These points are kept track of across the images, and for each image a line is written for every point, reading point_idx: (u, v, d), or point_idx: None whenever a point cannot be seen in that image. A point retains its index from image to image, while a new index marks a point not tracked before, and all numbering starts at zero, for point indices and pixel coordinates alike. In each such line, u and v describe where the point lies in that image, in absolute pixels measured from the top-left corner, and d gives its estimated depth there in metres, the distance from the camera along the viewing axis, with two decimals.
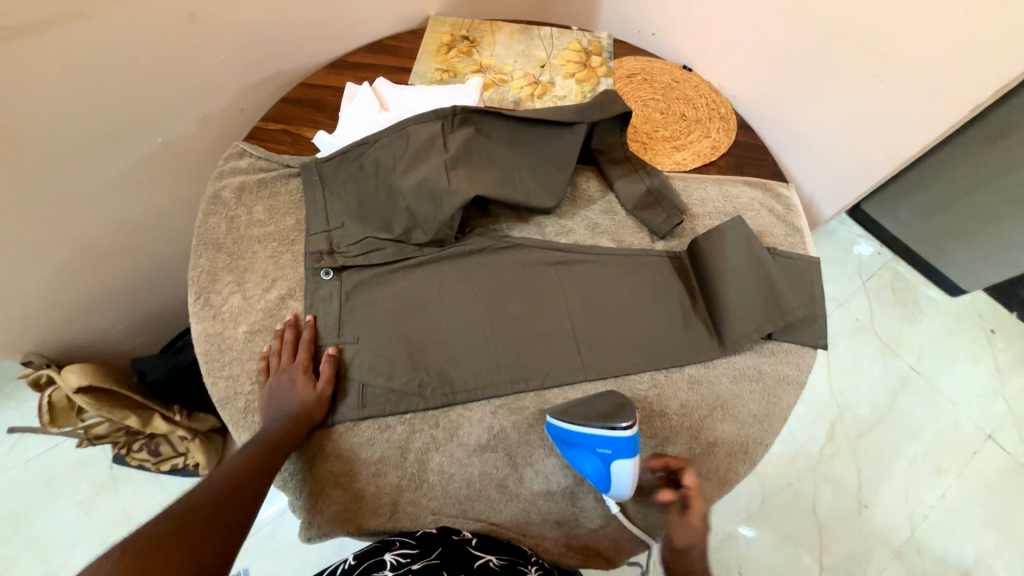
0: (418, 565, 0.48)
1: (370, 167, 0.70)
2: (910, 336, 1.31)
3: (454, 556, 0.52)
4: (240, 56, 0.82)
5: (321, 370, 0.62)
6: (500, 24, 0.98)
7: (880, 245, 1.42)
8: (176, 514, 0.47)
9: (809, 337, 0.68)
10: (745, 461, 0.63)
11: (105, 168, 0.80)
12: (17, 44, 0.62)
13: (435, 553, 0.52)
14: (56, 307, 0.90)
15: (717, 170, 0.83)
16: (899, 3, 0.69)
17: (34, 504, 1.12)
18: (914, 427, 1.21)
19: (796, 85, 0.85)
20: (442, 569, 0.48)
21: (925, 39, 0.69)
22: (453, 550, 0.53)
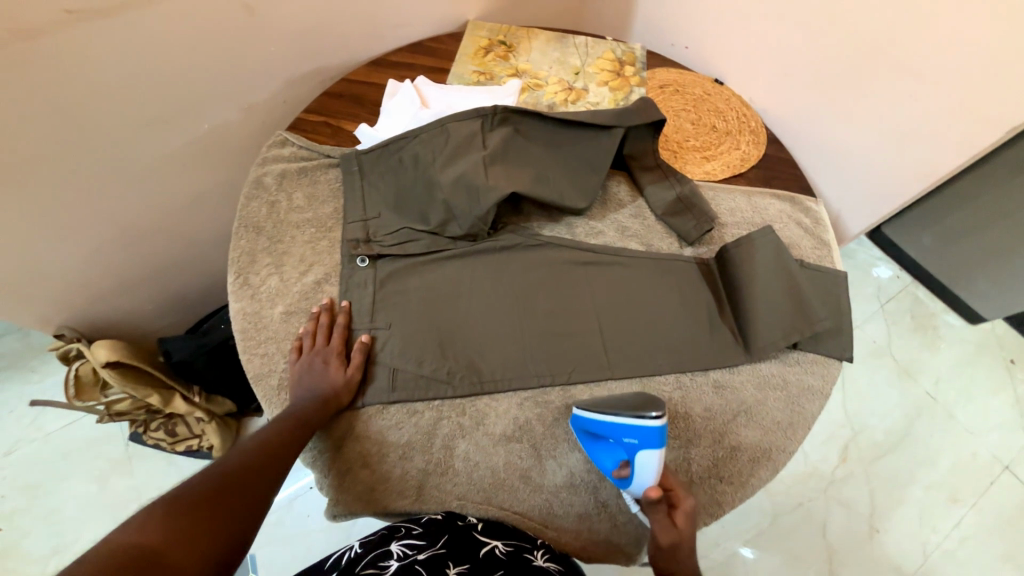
0: (424, 556, 0.48)
1: (409, 161, 0.73)
2: (928, 361, 1.30)
3: (460, 543, 0.52)
4: (288, 50, 0.85)
5: (353, 354, 0.63)
6: (537, 31, 1.01)
7: (899, 269, 1.41)
8: (213, 478, 0.50)
9: (835, 349, 0.68)
10: (768, 467, 0.63)
11: (153, 149, 0.83)
12: (87, 26, 0.65)
13: (442, 542, 0.52)
14: (93, 282, 0.92)
15: (746, 181, 0.84)
16: (938, 25, 0.69)
17: (50, 477, 1.14)
18: (929, 454, 1.20)
19: (829, 101, 0.85)
20: (447, 559, 0.48)
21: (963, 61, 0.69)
22: (459, 537, 0.53)
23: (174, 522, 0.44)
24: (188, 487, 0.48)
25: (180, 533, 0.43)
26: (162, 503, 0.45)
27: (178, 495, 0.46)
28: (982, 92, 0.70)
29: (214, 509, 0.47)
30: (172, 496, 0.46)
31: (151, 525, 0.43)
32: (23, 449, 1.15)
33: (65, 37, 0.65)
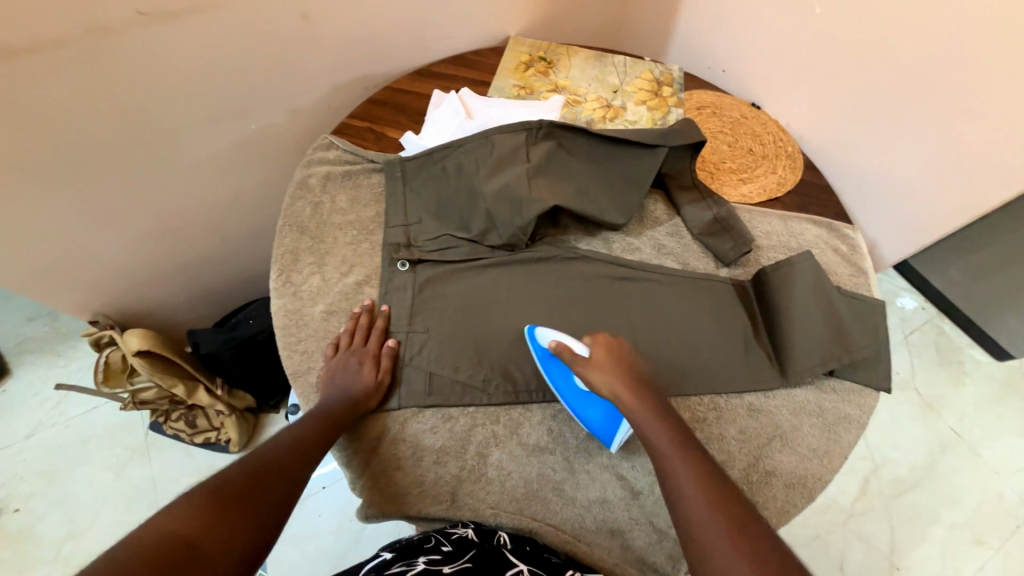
0: (450, 569, 0.48)
1: (453, 169, 0.74)
2: (953, 396, 1.27)
3: (487, 559, 0.52)
4: (337, 58, 0.87)
5: (387, 357, 0.64)
6: (576, 49, 1.03)
7: (925, 300, 1.39)
8: (256, 470, 0.51)
9: (872, 379, 0.67)
10: (804, 495, 0.62)
11: (202, 147, 0.85)
12: (155, 27, 0.68)
13: (468, 556, 0.52)
14: (132, 272, 0.95)
15: (782, 206, 0.84)
16: (990, 61, 0.70)
17: (69, 461, 1.15)
18: (953, 492, 1.17)
19: (869, 129, 0.85)
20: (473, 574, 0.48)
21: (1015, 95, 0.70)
22: (486, 554, 0.53)
23: (212, 512, 0.44)
24: (229, 476, 0.49)
25: (218, 525, 0.44)
26: (207, 491, 0.46)
27: (222, 484, 0.47)
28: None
29: (249, 502, 0.47)
30: (212, 483, 0.47)
31: (192, 513, 0.44)
32: (46, 433, 1.17)
33: (135, 36, 0.68)
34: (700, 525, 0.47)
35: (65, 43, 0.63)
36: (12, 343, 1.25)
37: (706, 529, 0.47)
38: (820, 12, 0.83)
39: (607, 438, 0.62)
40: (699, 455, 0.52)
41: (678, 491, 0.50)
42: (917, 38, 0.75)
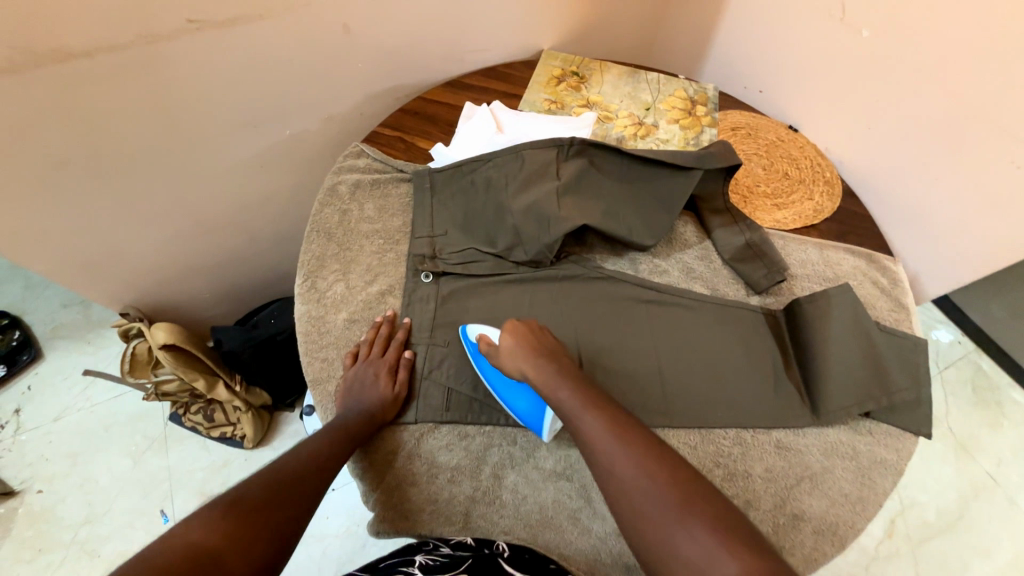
0: None
1: (482, 183, 0.74)
2: (989, 438, 1.20)
3: (484, 568, 0.49)
4: (373, 68, 0.88)
5: (403, 370, 0.64)
6: (609, 64, 1.02)
7: (962, 335, 1.33)
8: (273, 482, 0.50)
9: (911, 423, 0.64)
10: (834, 544, 0.58)
11: (238, 151, 0.87)
12: (204, 35, 0.70)
13: (465, 565, 0.50)
14: (164, 268, 0.97)
15: (819, 234, 0.81)
16: None
17: (91, 447, 1.17)
18: (987, 542, 1.10)
19: (916, 159, 0.82)
20: None
21: None
22: (483, 564, 0.50)
23: (231, 523, 0.44)
24: (246, 489, 0.49)
25: (236, 537, 0.43)
26: (226, 501, 0.46)
27: (239, 495, 0.47)
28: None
29: (265, 513, 0.47)
30: (232, 496, 0.47)
31: (213, 523, 0.44)
32: (71, 417, 1.20)
33: (184, 44, 0.70)
34: (610, 473, 0.47)
35: (119, 49, 0.66)
36: (46, 328, 1.29)
37: (616, 474, 0.47)
38: (867, 36, 0.80)
39: (538, 427, 0.61)
40: (604, 408, 0.52)
41: (588, 445, 0.50)
42: (974, 67, 0.71)
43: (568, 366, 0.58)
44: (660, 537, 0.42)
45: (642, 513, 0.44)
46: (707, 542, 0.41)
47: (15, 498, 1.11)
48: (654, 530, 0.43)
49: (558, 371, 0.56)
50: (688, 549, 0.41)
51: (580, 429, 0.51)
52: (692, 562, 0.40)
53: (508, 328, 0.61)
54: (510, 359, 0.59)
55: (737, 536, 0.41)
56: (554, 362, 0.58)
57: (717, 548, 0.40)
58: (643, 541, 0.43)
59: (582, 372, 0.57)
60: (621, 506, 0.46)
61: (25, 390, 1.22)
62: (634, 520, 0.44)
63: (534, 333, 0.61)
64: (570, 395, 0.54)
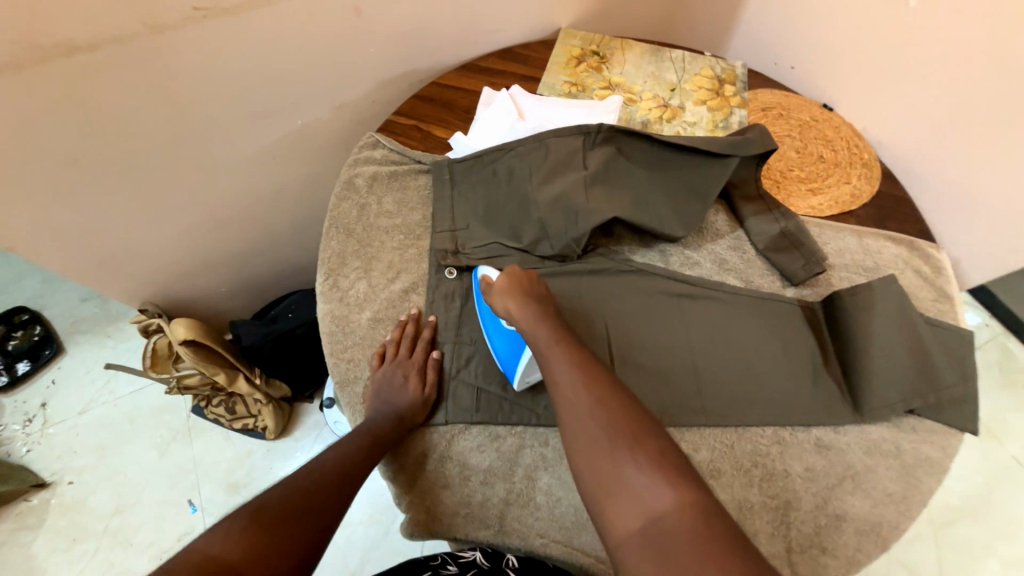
0: None
1: (504, 174, 0.71)
2: (1016, 422, 1.18)
3: None
4: (386, 52, 0.84)
5: (430, 371, 0.63)
6: (631, 42, 0.97)
7: (990, 317, 1.29)
8: (299, 490, 0.50)
9: (954, 419, 0.62)
10: (878, 544, 0.57)
11: (250, 143, 0.85)
12: (210, 23, 0.67)
13: None
14: (179, 264, 0.96)
15: (856, 220, 0.77)
16: None
17: (117, 440, 1.19)
18: (1011, 526, 1.08)
19: (963, 138, 0.77)
20: None
21: None
22: None
23: (255, 534, 0.44)
24: (271, 496, 0.48)
25: (258, 550, 0.43)
26: (252, 510, 0.46)
27: (262, 504, 0.47)
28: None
29: (292, 523, 0.47)
30: (255, 504, 0.47)
31: (234, 536, 0.43)
32: (96, 410, 1.22)
33: (190, 34, 0.67)
34: (571, 406, 0.49)
35: (124, 40, 0.63)
36: (66, 323, 1.30)
37: (575, 407, 0.49)
38: (914, 6, 0.75)
39: (512, 374, 0.61)
40: (574, 348, 0.54)
41: (554, 379, 0.52)
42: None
43: (550, 308, 0.58)
44: (606, 466, 0.46)
45: (594, 443, 0.47)
46: (647, 473, 0.44)
47: (48, 490, 1.14)
48: (601, 459, 0.46)
49: (535, 309, 0.57)
50: (634, 479, 0.44)
51: (549, 365, 0.53)
52: (635, 490, 0.44)
53: (506, 273, 0.60)
54: (498, 297, 0.59)
55: (678, 473, 0.44)
56: (537, 301, 0.58)
57: (659, 482, 0.43)
58: (590, 466, 0.47)
59: (561, 316, 0.58)
60: (574, 433, 0.48)
61: (50, 384, 1.24)
62: (585, 448, 0.47)
63: (527, 277, 0.60)
64: (546, 330, 0.55)
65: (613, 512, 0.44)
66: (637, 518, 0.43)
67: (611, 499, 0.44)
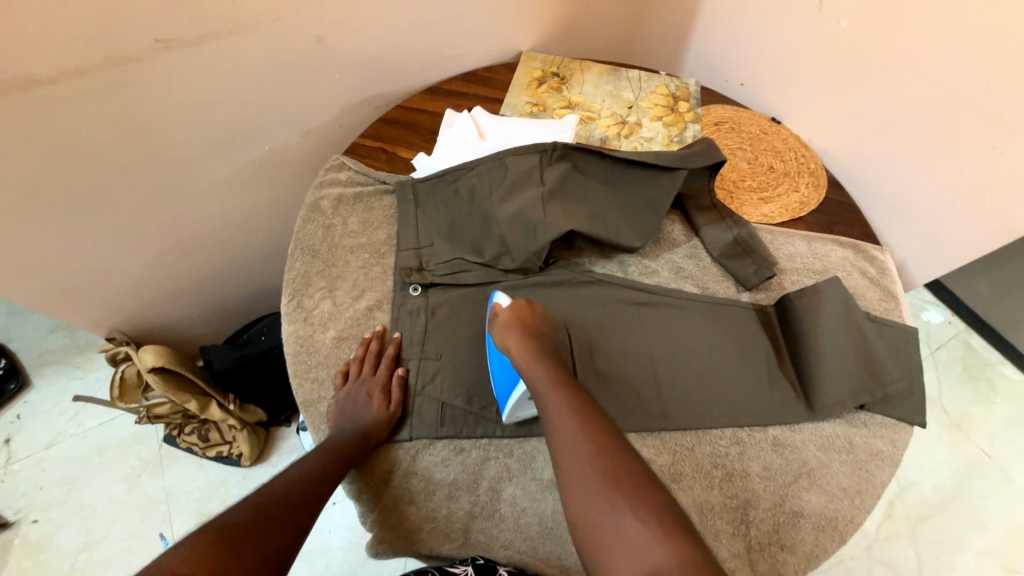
0: None
1: (466, 193, 0.73)
2: (982, 416, 1.21)
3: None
4: (351, 77, 0.87)
5: (393, 390, 0.63)
6: (589, 63, 1.01)
7: (951, 314, 1.33)
8: (259, 507, 0.50)
9: (904, 413, 0.64)
10: (835, 539, 0.58)
11: (218, 168, 0.85)
12: (174, 54, 0.69)
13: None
14: (147, 291, 0.95)
15: (805, 226, 0.81)
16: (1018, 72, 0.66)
17: (85, 473, 1.15)
18: (983, 518, 1.11)
19: (896, 146, 0.81)
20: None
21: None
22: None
23: (215, 553, 0.44)
24: (234, 513, 0.49)
25: (215, 567, 0.43)
26: (212, 528, 0.47)
27: (223, 522, 0.47)
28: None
29: (252, 540, 0.47)
30: (217, 522, 0.47)
31: (194, 556, 0.44)
32: (63, 444, 1.18)
33: (154, 65, 0.68)
34: (568, 450, 0.51)
35: (87, 72, 0.64)
36: (33, 355, 1.27)
37: (573, 453, 0.50)
38: (845, 26, 0.80)
39: (502, 404, 0.62)
40: (572, 393, 0.55)
41: (551, 424, 0.53)
42: (954, 53, 0.70)
43: (548, 348, 0.60)
44: (604, 518, 0.46)
45: (590, 490, 0.48)
46: (646, 526, 0.45)
47: (10, 529, 1.09)
48: (598, 510, 0.47)
49: (534, 350, 0.59)
50: (630, 529, 0.45)
51: (547, 408, 0.54)
52: (631, 541, 0.44)
53: (512, 304, 0.63)
54: (500, 332, 0.62)
55: (675, 526, 0.45)
56: (535, 342, 0.60)
57: (655, 535, 0.44)
58: (586, 516, 0.47)
59: (559, 357, 0.60)
60: (571, 477, 0.49)
61: (14, 419, 1.20)
62: (581, 497, 0.48)
63: (532, 315, 0.63)
64: (544, 374, 0.57)
65: (610, 560, 0.45)
66: (633, 569, 0.43)
67: (606, 546, 0.45)
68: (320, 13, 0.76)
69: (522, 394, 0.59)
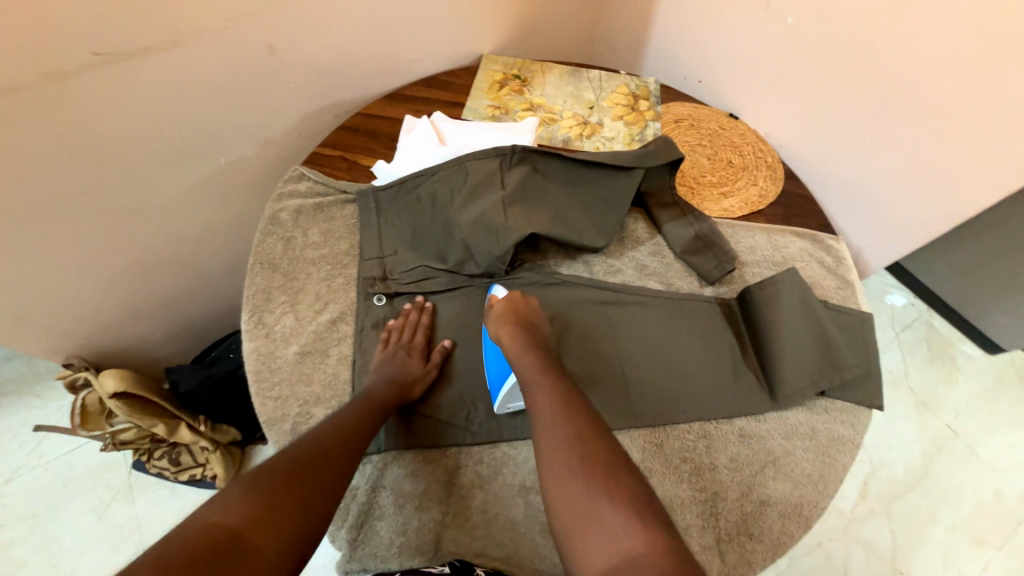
0: None
1: (427, 199, 0.73)
2: (946, 394, 1.25)
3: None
4: (307, 86, 0.85)
5: (432, 357, 0.66)
6: (550, 65, 1.01)
7: (913, 297, 1.38)
8: (300, 453, 0.50)
9: (862, 396, 0.66)
10: (801, 524, 0.59)
11: (173, 183, 0.83)
12: (115, 68, 0.66)
13: None
14: (105, 314, 0.91)
15: (764, 219, 0.82)
16: (954, 60, 0.68)
17: (49, 507, 1.10)
18: (952, 493, 1.14)
19: (844, 136, 0.84)
20: None
21: (972, 93, 0.68)
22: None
23: (260, 503, 0.44)
24: (275, 460, 0.49)
25: (259, 515, 0.44)
26: (251, 476, 0.47)
27: (264, 470, 0.47)
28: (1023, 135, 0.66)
29: (298, 486, 0.47)
30: (257, 470, 0.47)
31: (236, 503, 0.44)
32: (24, 477, 1.12)
33: (93, 80, 0.65)
34: (550, 435, 0.51)
35: (22, 90, 0.61)
36: None
37: (554, 438, 0.51)
38: (791, 22, 0.82)
39: (494, 396, 0.63)
40: (558, 383, 0.56)
41: (536, 409, 0.54)
42: (891, 45, 0.73)
43: (539, 339, 0.62)
44: (582, 504, 0.46)
45: (570, 475, 0.48)
46: (624, 516, 0.45)
47: None
48: (576, 496, 0.47)
49: (525, 340, 0.60)
50: (608, 515, 0.45)
51: (534, 397, 0.55)
52: (610, 527, 0.45)
53: (509, 296, 0.66)
54: (494, 320, 0.63)
55: (654, 517, 0.45)
56: (527, 332, 0.62)
57: (633, 523, 0.44)
58: (566, 502, 0.47)
59: (550, 349, 0.62)
60: (551, 462, 0.49)
61: None
62: (561, 482, 0.48)
63: (525, 306, 0.65)
64: (533, 362, 0.58)
65: (586, 546, 0.45)
66: (609, 555, 0.43)
67: (583, 530, 0.45)
68: (269, 22, 0.74)
69: (513, 385, 0.60)
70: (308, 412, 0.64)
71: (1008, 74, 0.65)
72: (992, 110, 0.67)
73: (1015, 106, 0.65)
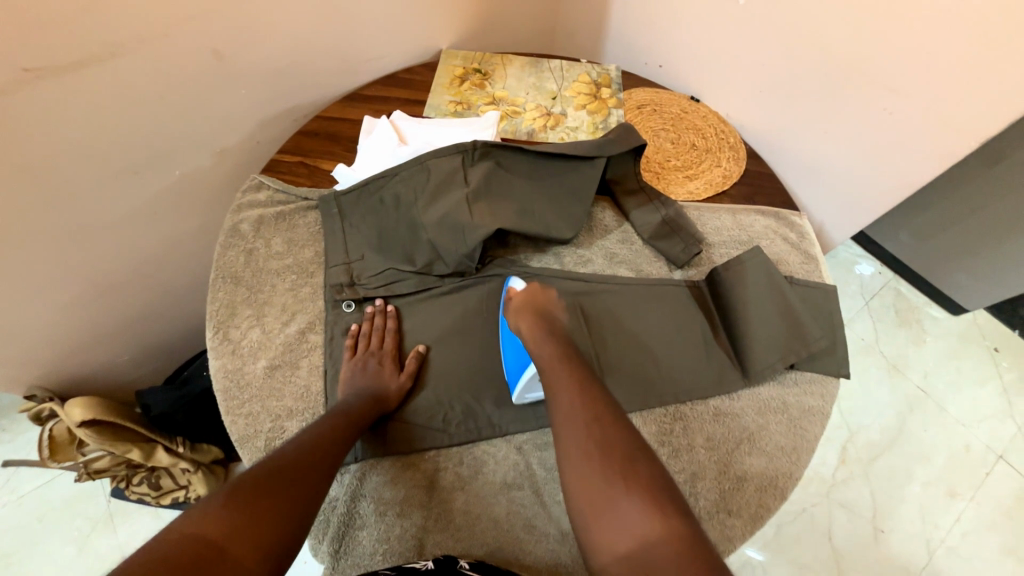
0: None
1: (391, 201, 0.71)
2: (915, 356, 1.30)
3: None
4: (260, 91, 0.83)
5: (406, 364, 0.65)
6: (510, 57, 1.00)
7: (880, 265, 1.42)
8: (272, 466, 0.48)
9: (829, 367, 0.68)
10: (776, 496, 0.61)
11: (125, 201, 0.79)
12: (46, 83, 0.62)
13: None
14: (65, 341, 0.87)
15: (729, 200, 0.84)
16: (895, 33, 0.69)
17: (25, 543, 1.06)
18: (924, 451, 1.19)
19: (799, 113, 0.85)
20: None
21: (914, 64, 0.70)
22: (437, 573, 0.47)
23: (236, 513, 0.43)
24: (246, 472, 0.47)
25: (239, 525, 0.42)
26: (228, 487, 0.45)
27: (240, 481, 0.46)
28: (967, 105, 0.68)
29: (272, 495, 0.46)
30: (233, 483, 0.45)
31: (212, 515, 0.42)
32: None
33: (24, 97, 0.62)
34: (568, 421, 0.51)
35: None
36: None
37: (572, 423, 0.51)
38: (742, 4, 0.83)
39: (512, 386, 0.64)
40: (579, 372, 0.56)
41: (554, 395, 0.54)
42: (836, 21, 0.74)
43: (558, 331, 0.62)
44: (599, 488, 0.46)
45: (586, 456, 0.48)
46: (640, 501, 0.45)
47: None
48: (593, 478, 0.47)
49: (543, 331, 0.61)
50: (623, 500, 0.45)
51: (551, 384, 0.56)
52: (624, 509, 0.45)
53: (527, 287, 0.66)
54: (513, 310, 0.65)
55: (667, 504, 0.45)
56: (546, 324, 0.63)
57: (648, 509, 0.44)
58: (584, 485, 0.47)
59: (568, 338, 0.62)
60: (569, 446, 0.50)
61: None
62: (577, 467, 0.49)
63: (541, 296, 0.65)
64: (552, 351, 0.59)
65: (602, 526, 0.45)
66: (624, 539, 0.44)
67: (600, 512, 0.46)
68: (212, 27, 0.71)
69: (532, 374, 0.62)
70: (281, 427, 0.63)
71: (947, 45, 0.66)
72: (937, 82, 0.69)
73: (957, 76, 0.67)
